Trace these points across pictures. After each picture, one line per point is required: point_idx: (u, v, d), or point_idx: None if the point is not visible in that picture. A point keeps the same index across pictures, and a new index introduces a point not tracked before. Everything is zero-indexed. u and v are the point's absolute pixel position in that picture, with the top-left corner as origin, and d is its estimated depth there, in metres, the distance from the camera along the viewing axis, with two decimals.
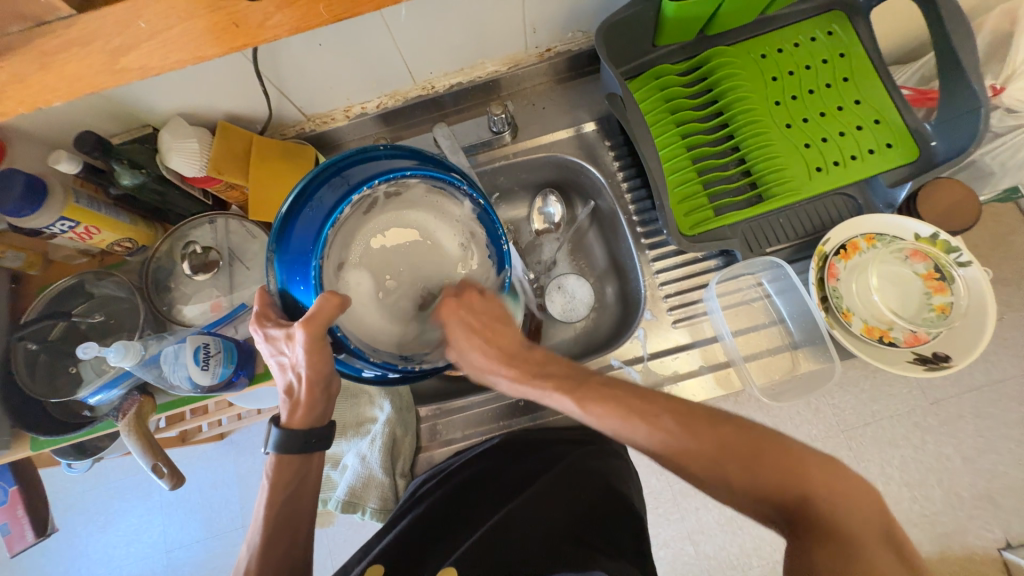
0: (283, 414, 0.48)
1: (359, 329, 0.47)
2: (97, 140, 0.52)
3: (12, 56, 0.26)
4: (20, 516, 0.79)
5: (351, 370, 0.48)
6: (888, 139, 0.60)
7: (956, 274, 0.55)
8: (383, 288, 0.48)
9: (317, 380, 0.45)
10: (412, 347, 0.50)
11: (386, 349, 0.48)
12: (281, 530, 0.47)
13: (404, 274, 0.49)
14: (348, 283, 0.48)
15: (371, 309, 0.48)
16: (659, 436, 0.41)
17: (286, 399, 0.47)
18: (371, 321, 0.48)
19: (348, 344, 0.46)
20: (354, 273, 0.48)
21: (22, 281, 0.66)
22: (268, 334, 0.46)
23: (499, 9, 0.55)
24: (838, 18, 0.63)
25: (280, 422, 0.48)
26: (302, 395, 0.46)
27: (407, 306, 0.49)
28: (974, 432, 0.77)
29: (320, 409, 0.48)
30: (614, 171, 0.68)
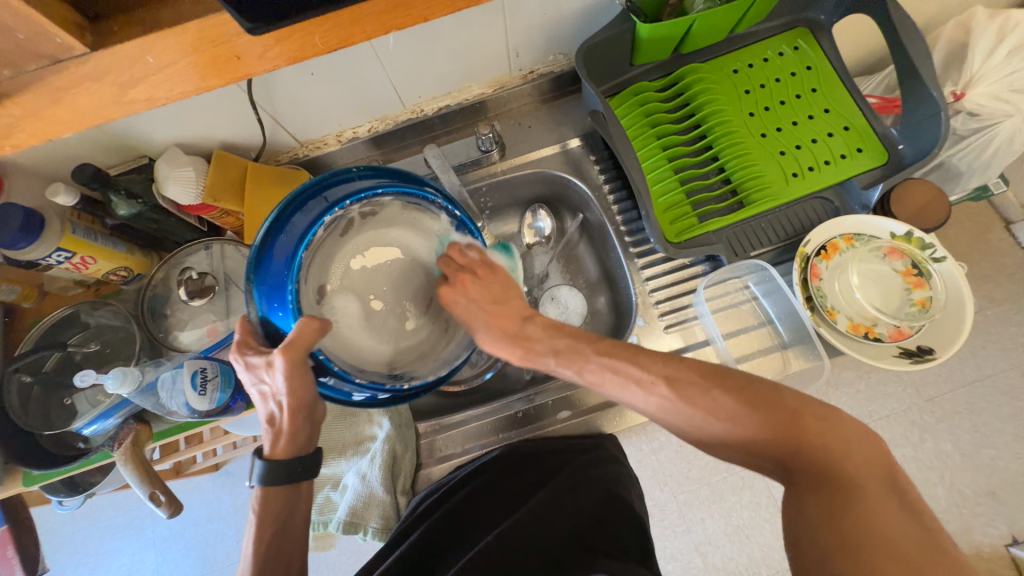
0: (266, 445, 0.46)
1: (349, 349, 0.48)
2: (95, 172, 0.54)
3: (28, 91, 0.28)
4: (9, 557, 0.77)
5: (339, 396, 0.48)
6: (858, 144, 0.63)
7: (932, 269, 0.57)
8: (370, 307, 0.50)
9: (300, 407, 0.44)
10: (402, 364, 0.50)
11: (374, 367, 0.49)
12: (277, 557, 0.44)
13: (388, 292, 0.51)
14: (332, 305, 0.49)
15: (360, 329, 0.49)
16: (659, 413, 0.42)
17: (268, 429, 0.45)
18: (359, 343, 0.49)
19: (331, 368, 0.46)
20: (339, 297, 0.49)
21: (16, 314, 0.66)
22: (248, 363, 0.44)
23: (483, 36, 0.58)
24: (804, 33, 0.67)
25: (262, 453, 0.46)
26: (285, 423, 0.45)
27: (396, 323, 0.51)
28: (970, 428, 0.78)
29: (305, 437, 0.46)
30: (600, 184, 0.70)
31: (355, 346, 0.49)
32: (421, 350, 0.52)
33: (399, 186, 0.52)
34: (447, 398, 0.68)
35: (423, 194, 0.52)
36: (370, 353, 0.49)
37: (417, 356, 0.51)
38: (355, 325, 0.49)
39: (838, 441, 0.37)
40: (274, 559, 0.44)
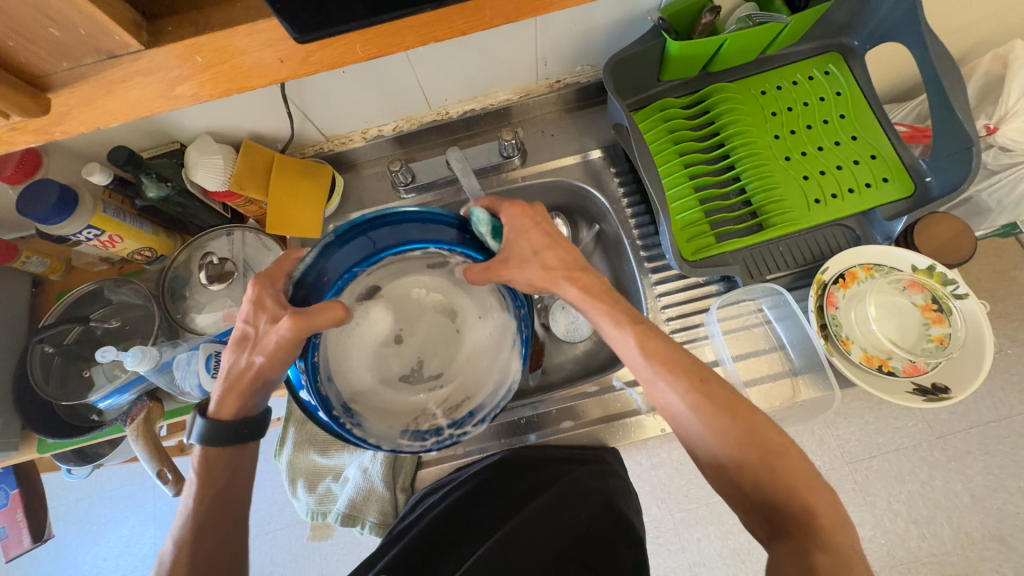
0: (213, 401, 0.48)
1: (338, 356, 0.48)
2: (129, 155, 0.55)
3: (83, 82, 0.29)
4: (18, 520, 0.79)
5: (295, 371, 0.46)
6: (884, 174, 0.62)
7: (953, 306, 0.56)
8: (384, 335, 0.49)
9: (264, 373, 0.46)
10: (365, 403, 0.47)
11: (335, 385, 0.47)
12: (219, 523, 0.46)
13: (410, 342, 0.50)
14: (366, 309, 0.48)
15: (360, 343, 0.48)
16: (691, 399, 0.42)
17: (223, 379, 0.47)
18: (350, 364, 0.48)
19: (313, 352, 0.46)
20: (377, 311, 0.49)
21: (43, 286, 0.69)
22: (256, 303, 0.45)
23: (513, 44, 0.59)
24: (836, 57, 0.66)
25: (206, 411, 0.48)
26: (241, 383, 0.47)
27: (386, 367, 0.49)
28: (982, 468, 0.77)
29: (250, 401, 0.48)
30: (618, 196, 0.70)
31: (342, 354, 0.48)
32: (385, 407, 0.48)
33: (473, 250, 0.49)
34: None
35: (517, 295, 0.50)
36: (347, 373, 0.48)
37: (380, 409, 0.48)
38: (359, 334, 0.48)
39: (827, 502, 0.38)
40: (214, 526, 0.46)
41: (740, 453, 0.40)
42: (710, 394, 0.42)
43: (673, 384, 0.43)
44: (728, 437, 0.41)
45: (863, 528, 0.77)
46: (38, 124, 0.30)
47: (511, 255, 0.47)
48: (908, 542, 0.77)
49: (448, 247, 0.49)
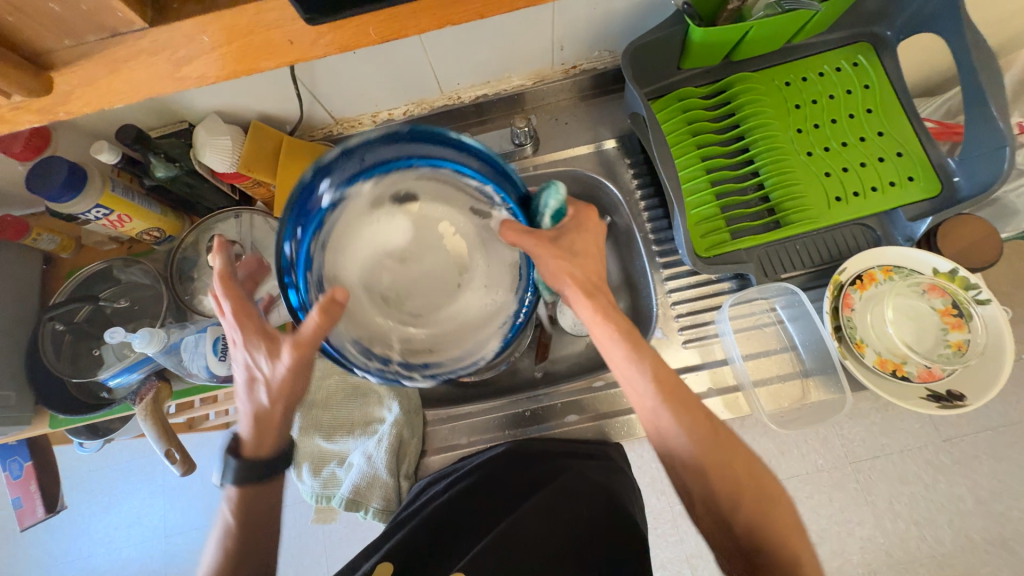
0: (245, 438, 0.47)
1: (339, 240, 0.44)
2: (138, 133, 0.55)
3: (88, 61, 0.28)
4: (32, 491, 0.81)
5: (301, 205, 0.42)
6: (910, 173, 0.60)
7: (974, 312, 0.55)
8: (390, 248, 0.46)
9: (286, 400, 0.47)
10: (338, 301, 0.44)
11: (323, 263, 0.44)
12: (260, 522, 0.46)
13: (410, 272, 0.46)
14: (393, 210, 0.45)
15: (367, 236, 0.45)
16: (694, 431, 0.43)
17: (247, 420, 0.47)
18: (347, 258, 0.45)
19: (325, 210, 0.43)
20: (401, 218, 0.46)
21: (54, 263, 0.69)
22: (248, 346, 0.46)
23: (529, 27, 0.57)
24: (866, 48, 0.64)
25: (233, 447, 0.47)
26: (269, 418, 0.47)
27: (371, 282, 0.45)
28: (989, 473, 0.76)
29: (278, 432, 0.48)
30: (632, 189, 0.69)
31: (346, 236, 0.45)
32: (354, 314, 0.45)
33: (521, 214, 0.48)
34: (456, 387, 0.67)
35: (532, 284, 0.50)
36: (339, 263, 0.44)
37: (344, 310, 0.45)
38: (371, 227, 0.45)
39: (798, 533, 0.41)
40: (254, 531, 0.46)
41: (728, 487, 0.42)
42: (715, 432, 0.44)
43: (677, 416, 0.43)
44: (719, 474, 0.42)
45: (863, 528, 0.77)
46: (42, 104, 0.29)
47: (561, 239, 0.47)
48: (908, 542, 0.77)
49: (503, 199, 0.47)
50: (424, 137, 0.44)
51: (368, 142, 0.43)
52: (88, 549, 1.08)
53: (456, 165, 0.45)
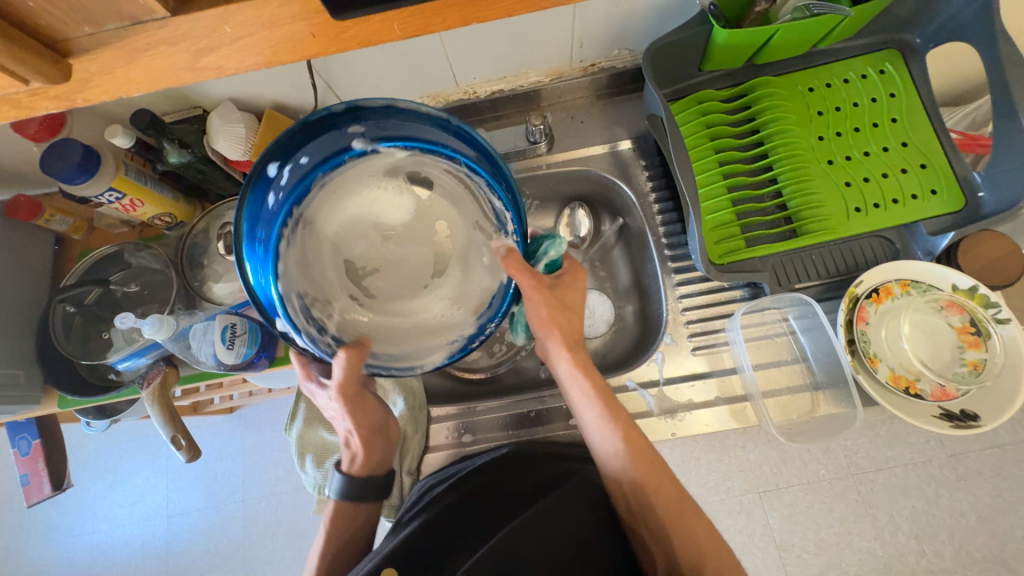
0: (347, 458, 0.57)
1: (344, 187, 0.46)
2: (152, 118, 0.54)
3: (106, 49, 0.28)
4: (40, 468, 0.81)
5: (328, 137, 0.45)
6: (933, 186, 0.59)
7: (993, 331, 0.54)
8: (380, 219, 0.47)
9: (368, 429, 0.55)
10: (308, 247, 0.45)
11: (316, 198, 0.46)
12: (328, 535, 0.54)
13: (386, 250, 0.47)
14: (402, 190, 0.48)
15: (368, 194, 0.47)
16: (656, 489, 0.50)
17: (346, 449, 0.56)
18: (342, 215, 0.46)
19: (346, 151, 0.46)
20: (406, 201, 0.48)
21: (65, 245, 0.69)
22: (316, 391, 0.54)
23: (549, 23, 0.55)
24: (894, 56, 0.62)
25: (342, 470, 0.57)
26: (356, 446, 0.56)
27: (344, 239, 0.46)
28: (992, 490, 0.75)
29: (376, 458, 0.56)
30: (646, 191, 0.68)
31: (351, 183, 0.46)
32: (312, 256, 0.45)
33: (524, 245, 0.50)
34: (461, 383, 0.68)
35: (500, 312, 0.47)
36: (329, 206, 0.46)
37: (306, 257, 0.45)
38: (376, 187, 0.47)
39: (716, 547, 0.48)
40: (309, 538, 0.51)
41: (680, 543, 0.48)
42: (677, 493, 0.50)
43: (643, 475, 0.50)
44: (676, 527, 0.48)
45: (861, 539, 0.77)
46: (59, 91, 0.29)
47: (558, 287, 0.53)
48: (906, 556, 0.76)
49: (512, 230, 0.48)
50: (465, 138, 0.47)
51: (414, 116, 0.46)
52: (92, 525, 1.10)
53: (486, 177, 0.47)
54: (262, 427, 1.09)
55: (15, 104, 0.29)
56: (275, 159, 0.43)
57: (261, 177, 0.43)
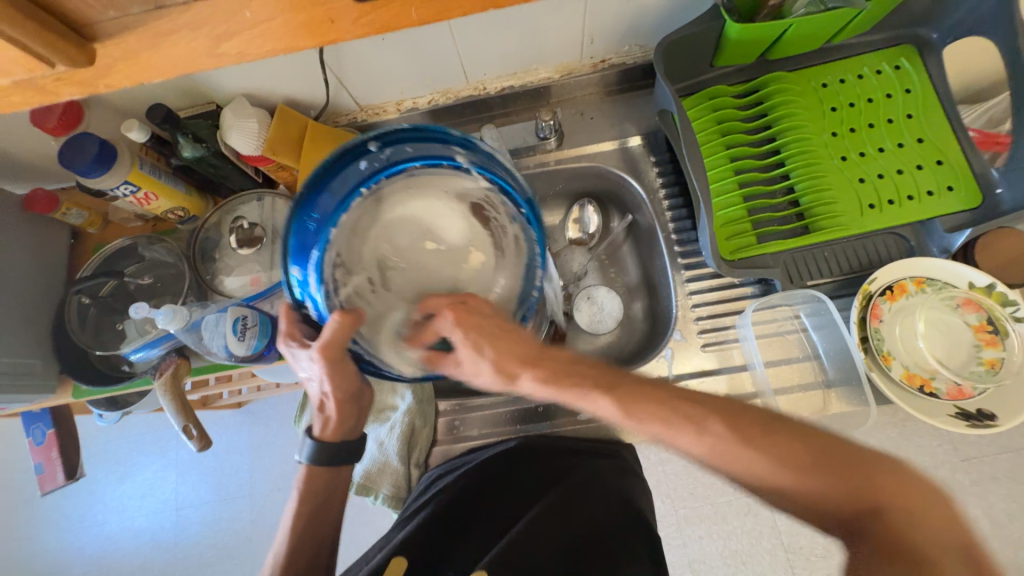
0: (316, 426, 0.53)
1: (421, 186, 0.47)
2: (168, 113, 0.55)
3: (129, 35, 0.28)
4: (53, 457, 0.83)
5: (433, 142, 0.47)
6: (950, 182, 0.58)
7: (1010, 328, 0.53)
8: (433, 229, 0.48)
9: (347, 398, 0.50)
10: (365, 220, 0.47)
11: (396, 182, 0.47)
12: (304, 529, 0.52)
13: (421, 257, 0.47)
14: (462, 220, 0.48)
15: (436, 203, 0.48)
16: (707, 443, 0.38)
17: (318, 413, 0.52)
18: (407, 213, 0.47)
19: (444, 160, 0.47)
20: (457, 231, 0.48)
21: (81, 238, 0.70)
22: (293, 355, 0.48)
23: (561, 16, 0.55)
24: (910, 51, 0.61)
25: (313, 434, 0.53)
26: (332, 412, 0.51)
27: (394, 229, 0.47)
28: (1006, 496, 0.73)
29: (351, 421, 0.53)
30: (656, 187, 0.67)
31: (430, 185, 0.48)
32: (360, 228, 0.46)
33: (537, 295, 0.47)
34: None
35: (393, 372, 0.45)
36: (403, 195, 0.47)
37: (360, 225, 0.46)
38: (448, 201, 0.48)
39: (898, 485, 0.35)
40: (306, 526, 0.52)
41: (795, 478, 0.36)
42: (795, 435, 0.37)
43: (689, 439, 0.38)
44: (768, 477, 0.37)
45: None
46: (83, 77, 0.29)
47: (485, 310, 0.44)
48: None
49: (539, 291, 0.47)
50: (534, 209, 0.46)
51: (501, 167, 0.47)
52: (102, 516, 1.12)
53: (537, 241, 0.46)
54: (270, 422, 1.10)
55: (40, 90, 0.29)
56: (379, 138, 0.46)
57: (359, 143, 0.45)
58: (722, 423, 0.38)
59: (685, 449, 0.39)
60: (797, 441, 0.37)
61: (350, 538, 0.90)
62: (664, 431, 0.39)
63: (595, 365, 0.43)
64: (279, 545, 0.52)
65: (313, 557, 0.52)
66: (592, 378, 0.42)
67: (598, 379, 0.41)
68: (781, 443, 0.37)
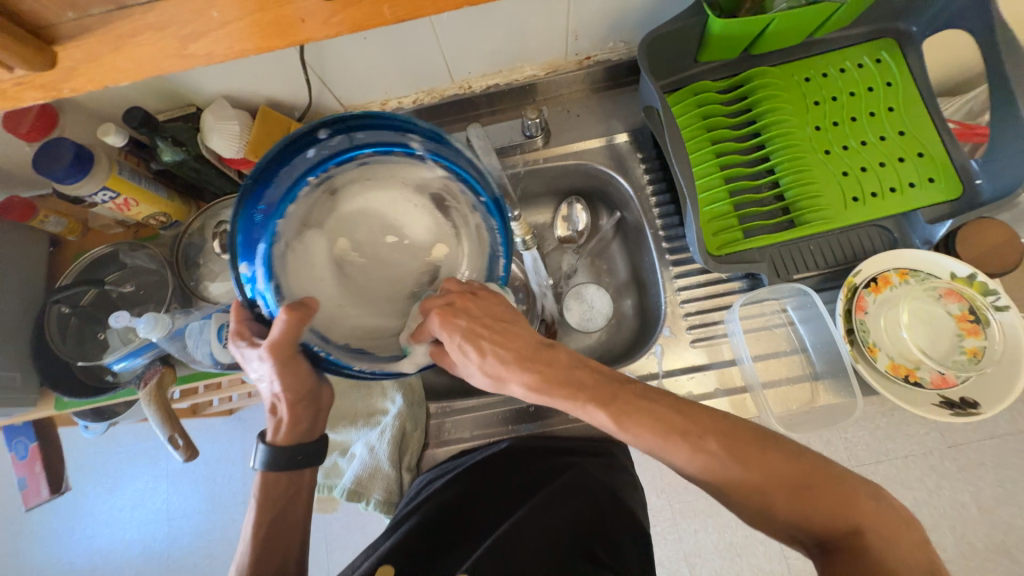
0: (269, 430, 0.52)
1: (375, 175, 0.48)
2: (145, 116, 0.54)
3: (93, 37, 0.28)
4: (36, 471, 0.82)
5: (385, 130, 0.46)
6: (930, 174, 0.58)
7: (991, 317, 0.53)
8: (394, 223, 0.48)
9: (298, 401, 0.50)
10: (319, 214, 0.47)
11: (350, 171, 0.47)
12: (277, 535, 0.51)
13: (380, 250, 0.48)
14: (416, 207, 0.49)
15: (394, 194, 0.48)
16: (700, 459, 0.39)
17: (271, 417, 0.51)
18: (365, 202, 0.48)
19: (397, 146, 0.47)
20: (415, 220, 0.49)
21: (60, 246, 0.69)
22: (244, 356, 0.46)
23: (544, 13, 0.55)
24: (889, 45, 0.62)
25: (266, 439, 0.52)
26: (285, 415, 0.50)
27: (351, 222, 0.48)
28: (993, 480, 0.74)
29: (305, 425, 0.52)
30: (643, 184, 0.67)
31: (385, 175, 0.48)
32: (315, 219, 0.47)
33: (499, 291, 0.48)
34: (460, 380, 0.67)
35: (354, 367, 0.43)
36: (360, 186, 0.48)
37: (313, 216, 0.47)
38: (405, 192, 0.48)
39: (868, 507, 0.37)
40: (279, 538, 0.51)
41: (763, 483, 0.38)
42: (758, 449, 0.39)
43: (675, 452, 0.40)
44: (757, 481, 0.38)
45: None
46: (46, 80, 0.29)
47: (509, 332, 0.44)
48: None
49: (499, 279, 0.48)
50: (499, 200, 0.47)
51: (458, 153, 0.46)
52: (93, 528, 1.10)
53: (498, 230, 0.47)
54: (261, 428, 1.09)
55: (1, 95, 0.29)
56: (329, 125, 0.44)
57: (308, 132, 0.44)
58: (710, 444, 0.39)
59: (680, 463, 0.40)
60: (790, 458, 0.39)
61: (346, 543, 0.90)
62: (660, 443, 0.40)
63: (594, 376, 0.43)
64: (241, 553, 0.50)
65: (281, 563, 0.50)
66: (587, 390, 0.42)
67: (596, 392, 0.42)
68: (769, 465, 0.38)
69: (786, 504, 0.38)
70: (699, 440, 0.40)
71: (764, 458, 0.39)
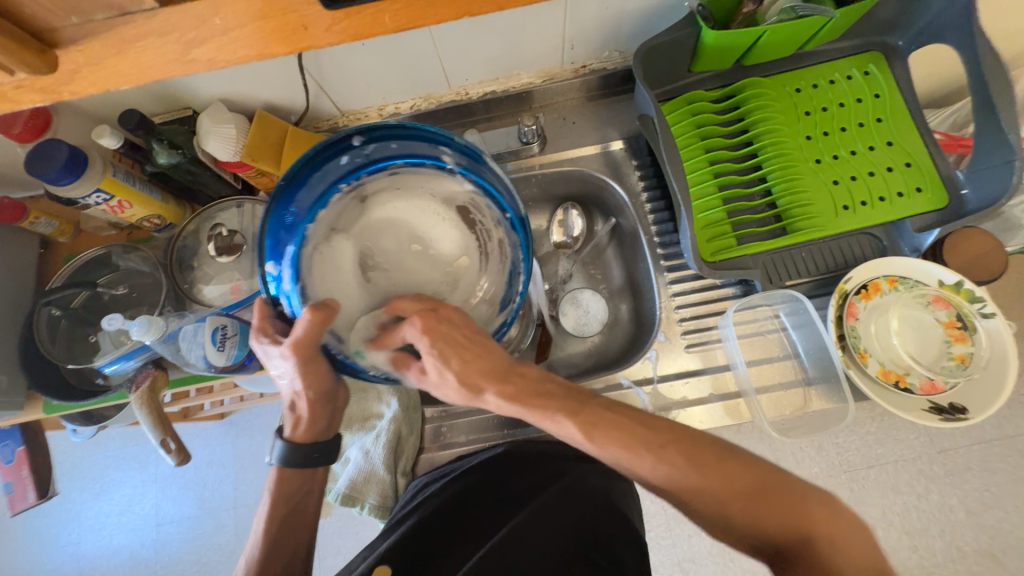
0: (287, 427, 0.51)
1: (407, 186, 0.49)
2: (141, 119, 0.54)
3: (95, 41, 0.28)
4: (23, 477, 0.80)
5: (415, 141, 0.47)
6: (918, 184, 0.60)
7: (978, 324, 0.54)
8: (421, 233, 0.49)
9: (319, 399, 0.49)
10: (348, 220, 0.48)
11: (382, 180, 0.48)
12: (282, 539, 0.51)
13: (405, 258, 0.48)
14: (442, 220, 0.49)
15: (423, 206, 0.49)
16: (665, 469, 0.39)
17: (290, 414, 0.50)
18: (393, 212, 0.48)
19: (431, 159, 0.48)
20: (440, 231, 0.49)
21: (51, 247, 0.68)
22: (266, 353, 0.45)
23: (541, 23, 0.56)
24: (877, 57, 0.63)
25: (283, 435, 0.52)
26: (304, 413, 0.50)
27: (379, 230, 0.48)
28: (980, 485, 0.75)
29: (323, 423, 0.51)
30: (638, 191, 0.68)
31: (416, 186, 0.49)
32: (345, 225, 0.48)
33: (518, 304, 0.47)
34: None
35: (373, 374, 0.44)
36: (390, 195, 0.49)
37: (345, 222, 0.48)
38: (435, 203, 0.49)
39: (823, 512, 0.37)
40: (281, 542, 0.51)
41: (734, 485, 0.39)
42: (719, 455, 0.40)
43: (655, 458, 0.40)
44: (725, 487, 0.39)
45: None
46: (45, 83, 0.29)
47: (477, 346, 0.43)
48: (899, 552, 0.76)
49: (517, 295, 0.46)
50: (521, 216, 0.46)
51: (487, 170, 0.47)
52: (78, 534, 1.08)
53: (521, 246, 0.46)
54: (252, 433, 1.07)
55: (0, 97, 0.29)
56: (364, 134, 0.46)
57: (343, 139, 0.45)
58: (706, 451, 0.39)
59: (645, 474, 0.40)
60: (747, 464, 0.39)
61: (339, 549, 0.89)
62: (622, 453, 0.40)
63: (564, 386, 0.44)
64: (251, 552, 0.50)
65: (278, 566, 0.50)
66: (559, 401, 0.42)
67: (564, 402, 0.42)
68: (737, 471, 0.39)
69: (748, 506, 0.38)
70: (694, 445, 0.40)
71: (723, 466, 0.39)
